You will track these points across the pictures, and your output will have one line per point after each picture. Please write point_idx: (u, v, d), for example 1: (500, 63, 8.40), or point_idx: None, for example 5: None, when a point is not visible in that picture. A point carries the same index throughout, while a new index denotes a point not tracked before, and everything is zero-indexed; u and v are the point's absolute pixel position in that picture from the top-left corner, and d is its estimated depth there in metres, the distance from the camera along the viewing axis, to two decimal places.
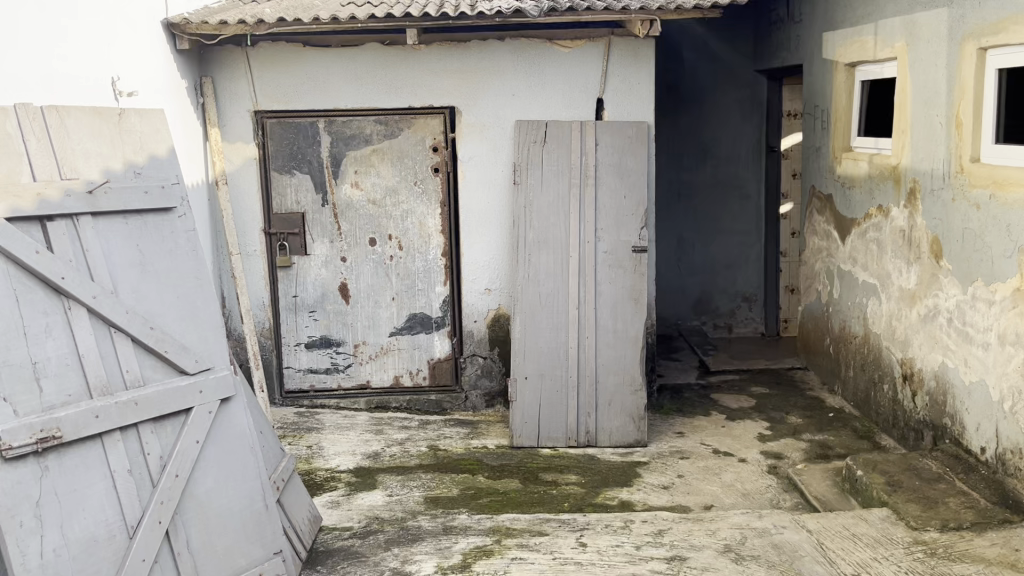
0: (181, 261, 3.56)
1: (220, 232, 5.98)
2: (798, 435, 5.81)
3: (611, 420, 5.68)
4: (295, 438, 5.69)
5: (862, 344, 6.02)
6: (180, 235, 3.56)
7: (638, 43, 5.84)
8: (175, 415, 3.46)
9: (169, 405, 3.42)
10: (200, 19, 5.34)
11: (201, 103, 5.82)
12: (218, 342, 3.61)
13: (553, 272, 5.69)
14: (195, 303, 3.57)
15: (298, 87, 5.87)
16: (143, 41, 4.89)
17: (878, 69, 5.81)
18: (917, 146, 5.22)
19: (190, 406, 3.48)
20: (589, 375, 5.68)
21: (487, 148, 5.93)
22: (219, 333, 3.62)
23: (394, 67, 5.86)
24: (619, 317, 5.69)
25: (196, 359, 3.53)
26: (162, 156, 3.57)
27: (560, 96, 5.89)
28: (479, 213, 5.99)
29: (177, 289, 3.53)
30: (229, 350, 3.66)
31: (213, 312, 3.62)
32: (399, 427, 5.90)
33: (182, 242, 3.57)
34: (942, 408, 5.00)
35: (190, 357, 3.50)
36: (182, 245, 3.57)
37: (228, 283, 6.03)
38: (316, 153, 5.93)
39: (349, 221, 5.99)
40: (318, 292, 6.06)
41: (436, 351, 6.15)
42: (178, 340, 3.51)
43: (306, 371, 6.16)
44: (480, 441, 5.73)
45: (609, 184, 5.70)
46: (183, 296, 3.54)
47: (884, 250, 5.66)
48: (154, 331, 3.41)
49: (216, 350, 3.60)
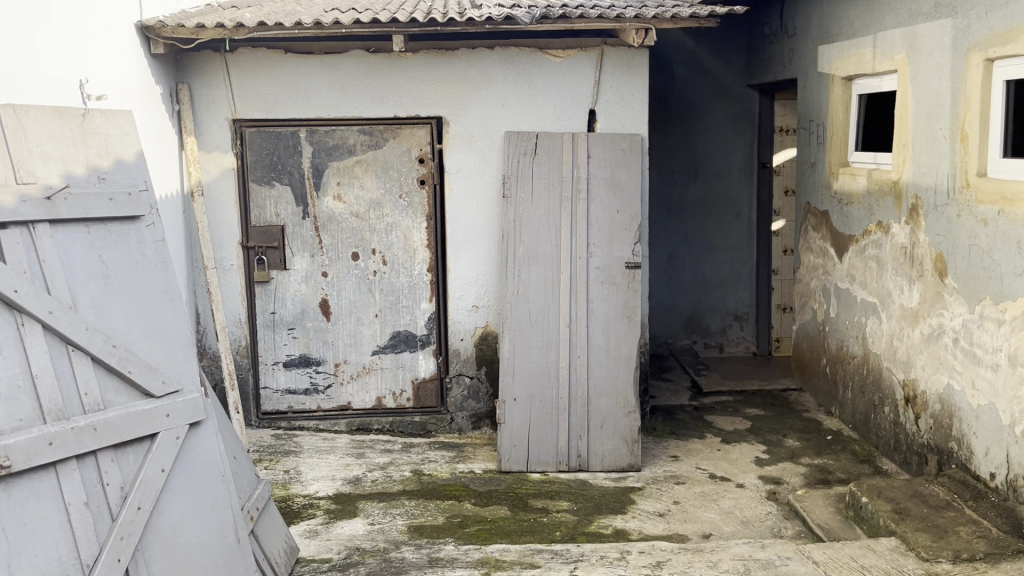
0: (148, 275, 3.31)
1: (195, 244, 5.72)
2: (796, 460, 5.60)
3: (604, 443, 5.45)
4: (272, 463, 5.42)
5: (861, 365, 5.84)
6: (147, 245, 3.32)
7: (631, 54, 5.67)
8: (139, 441, 3.20)
9: (132, 430, 3.15)
10: (175, 21, 5.10)
11: (177, 111, 5.58)
12: (188, 362, 3.36)
13: (544, 289, 5.48)
14: (163, 319, 3.33)
15: (279, 95, 5.64)
16: (115, 42, 4.64)
17: (877, 82, 5.67)
18: (919, 161, 5.06)
19: (156, 430, 3.22)
20: (580, 396, 5.45)
21: (475, 159, 5.73)
22: (189, 351, 3.37)
23: (379, 76, 5.65)
24: (612, 336, 5.49)
25: (164, 380, 3.28)
26: (129, 160, 3.35)
27: (551, 107, 5.71)
28: (467, 227, 5.77)
29: (144, 303, 3.28)
30: (200, 371, 3.42)
31: (182, 329, 3.37)
32: (381, 451, 5.64)
33: (150, 254, 3.32)
34: (947, 432, 4.81)
35: (156, 378, 3.25)
36: (150, 257, 3.33)
37: (203, 297, 5.76)
38: (297, 163, 5.69)
39: (331, 235, 5.75)
40: (298, 308, 5.80)
41: (420, 370, 5.91)
42: (144, 359, 3.26)
43: (284, 392, 5.89)
44: (466, 465, 5.48)
45: (602, 198, 5.51)
46: (151, 311, 3.30)
47: (884, 267, 5.50)
48: (117, 350, 3.15)
49: (186, 371, 3.36)
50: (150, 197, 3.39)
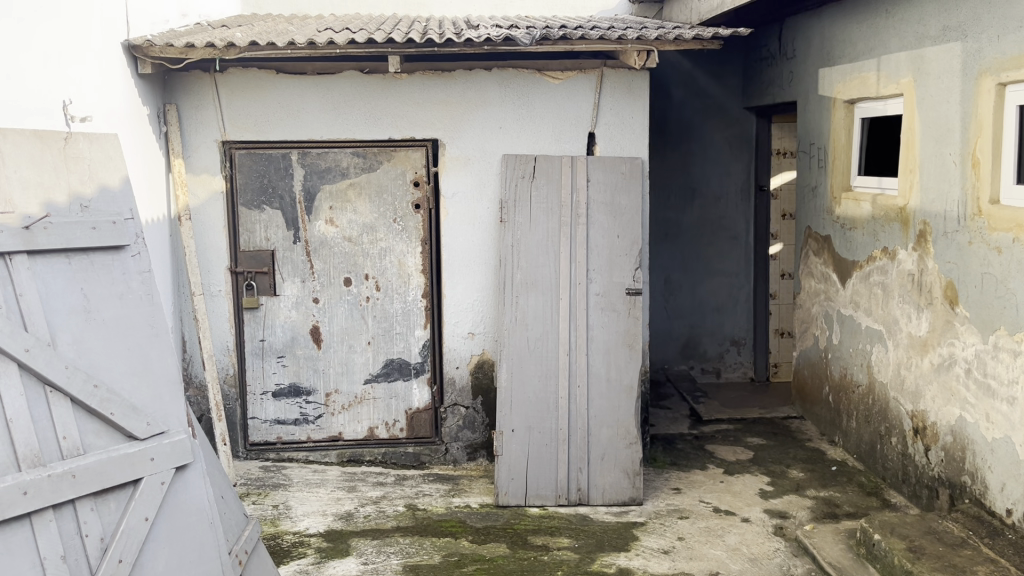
0: (133, 308, 3.13)
1: (182, 269, 5.53)
2: (801, 492, 5.45)
3: (604, 476, 5.27)
4: (260, 497, 5.21)
5: (866, 394, 5.70)
6: (133, 278, 3.14)
7: (632, 76, 5.56)
8: (121, 488, 3.01)
9: (113, 476, 2.97)
10: (164, 40, 4.93)
11: (164, 132, 5.41)
12: (175, 402, 3.17)
13: (542, 316, 5.32)
14: (148, 355, 3.14)
15: (270, 116, 5.48)
16: (99, 62, 4.46)
17: (881, 107, 5.58)
18: (927, 187, 4.96)
19: (140, 476, 3.03)
20: (581, 427, 5.29)
21: (471, 183, 5.58)
22: (176, 391, 3.19)
23: (374, 97, 5.50)
24: (612, 364, 5.33)
25: (149, 422, 3.09)
26: (114, 187, 3.16)
27: (550, 129, 5.57)
28: (463, 252, 5.62)
29: (129, 340, 3.10)
30: (188, 410, 3.23)
31: (169, 366, 3.19)
32: (373, 484, 5.45)
33: (135, 286, 3.15)
34: (960, 465, 4.67)
35: (141, 420, 3.06)
36: (135, 289, 3.15)
37: (189, 324, 5.57)
38: (289, 186, 5.53)
39: (323, 260, 5.58)
40: (288, 335, 5.62)
41: (414, 400, 5.72)
42: (128, 400, 3.08)
43: (272, 423, 5.69)
44: (462, 499, 5.28)
45: (602, 223, 5.37)
46: (137, 347, 3.11)
47: (890, 295, 5.37)
48: (99, 390, 2.97)
49: (173, 411, 3.18)
50: (136, 226, 3.21)
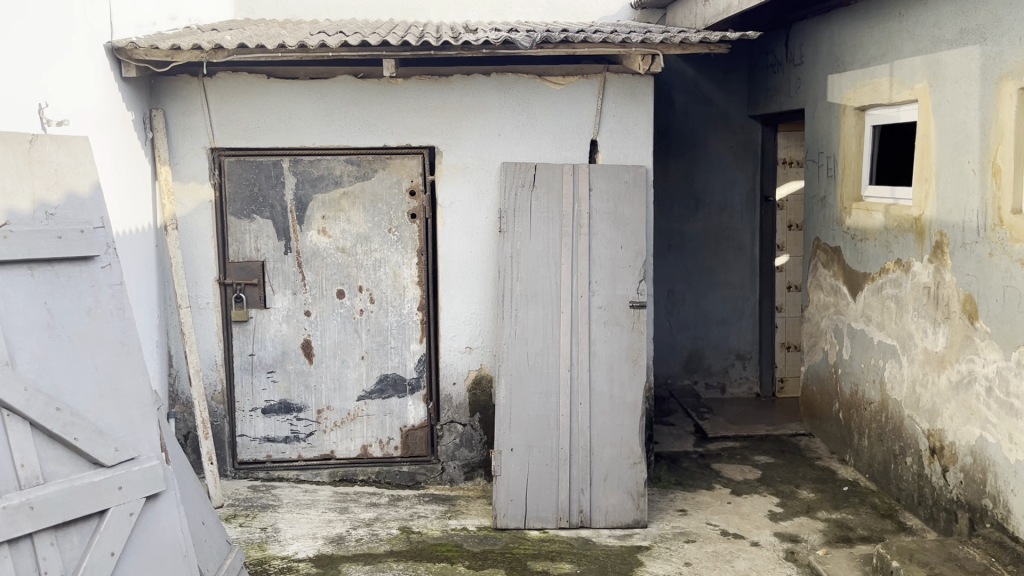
0: (104, 323, 3.06)
1: (169, 281, 5.33)
2: (812, 514, 5.22)
3: (608, 498, 5.05)
4: (247, 519, 4.98)
5: (878, 411, 5.49)
6: (102, 289, 3.07)
7: (635, 81, 5.37)
8: (85, 520, 2.95)
9: (77, 509, 2.90)
10: (149, 42, 4.74)
11: (150, 138, 5.21)
12: (147, 426, 3.12)
13: (543, 330, 5.11)
14: (119, 374, 3.07)
15: (260, 122, 5.28)
16: (78, 63, 4.25)
17: (894, 113, 5.39)
18: (944, 197, 4.76)
19: (106, 506, 2.97)
20: (582, 446, 5.07)
21: (470, 192, 5.38)
22: (148, 413, 3.14)
23: (368, 103, 5.31)
24: (616, 380, 5.12)
25: (116, 447, 3.02)
26: (83, 193, 3.09)
27: (550, 137, 5.38)
28: (460, 264, 5.41)
29: (97, 358, 3.03)
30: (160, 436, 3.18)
31: (139, 386, 3.12)
32: (366, 505, 5.23)
33: (105, 299, 3.07)
34: (981, 487, 4.46)
35: (109, 446, 2.99)
36: (104, 302, 3.07)
37: (176, 338, 5.36)
38: (279, 195, 5.33)
39: (315, 271, 5.37)
40: (278, 350, 5.40)
41: (410, 417, 5.51)
42: (95, 422, 3.01)
43: (262, 440, 5.47)
44: (458, 521, 5.05)
45: (605, 233, 5.17)
46: (105, 366, 3.05)
47: (905, 308, 5.16)
48: (61, 414, 2.89)
49: (145, 436, 3.12)
50: (107, 234, 3.14)
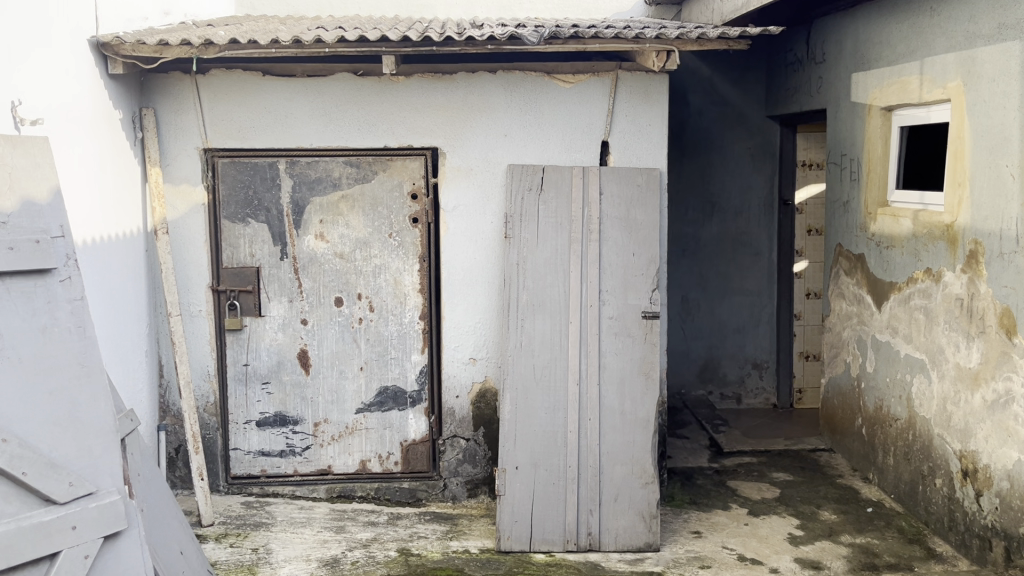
0: (61, 344, 3.00)
1: (159, 288, 5.11)
2: (835, 538, 4.93)
3: (618, 519, 4.78)
4: (239, 539, 4.73)
5: (905, 429, 5.19)
6: (61, 306, 3.02)
7: (649, 79, 5.09)
8: (36, 562, 2.87)
9: (25, 552, 2.82)
10: (136, 38, 4.49)
11: (140, 139, 4.98)
12: (107, 457, 3.05)
13: (550, 341, 4.85)
14: (76, 401, 3.00)
15: (255, 122, 5.04)
16: (57, 58, 4.02)
17: (924, 114, 5.09)
18: (979, 203, 4.47)
19: (58, 549, 2.89)
20: (591, 464, 4.80)
21: (475, 196, 5.12)
22: (108, 445, 3.05)
23: (368, 102, 5.06)
24: (627, 395, 4.85)
25: (71, 481, 2.94)
26: (41, 199, 3.03)
27: (560, 138, 5.11)
28: (465, 271, 5.15)
29: (52, 382, 2.96)
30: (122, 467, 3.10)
31: (99, 413, 3.05)
32: (363, 524, 4.97)
33: (63, 317, 3.01)
34: (1018, 515, 4.17)
35: (61, 480, 2.92)
36: (62, 320, 3.01)
37: (166, 347, 5.12)
38: (275, 198, 5.09)
39: (312, 278, 5.13)
40: (273, 360, 5.16)
41: (410, 431, 5.26)
42: (47, 454, 2.93)
43: (256, 454, 5.23)
44: (460, 543, 4.78)
45: (617, 239, 4.90)
46: (61, 391, 2.97)
47: (935, 321, 4.88)
48: (8, 446, 2.81)
49: (103, 468, 3.04)
50: (67, 245, 3.08)
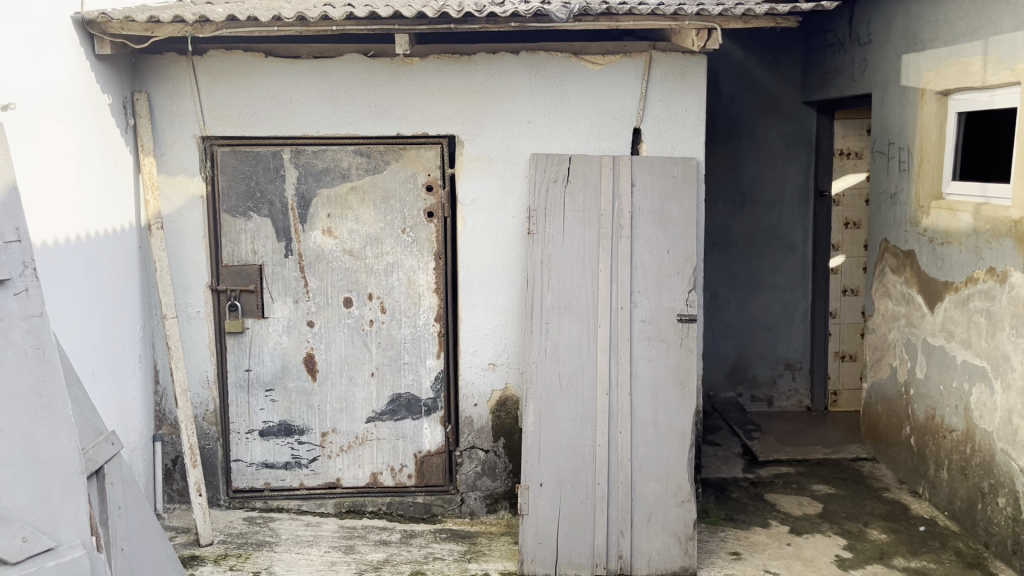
0: (16, 373, 2.71)
1: (154, 288, 4.73)
2: (887, 562, 4.52)
3: (651, 541, 4.39)
4: (239, 561, 4.36)
5: (963, 441, 4.78)
6: (15, 323, 2.73)
7: (685, 61, 4.67)
8: None
9: None
10: (125, 15, 4.09)
11: (132, 125, 4.58)
12: (68, 502, 2.75)
13: (577, 347, 4.45)
14: (35, 439, 2.71)
15: (256, 108, 4.63)
16: (35, 37, 3.63)
17: (987, 98, 4.66)
18: None
19: None
20: (622, 481, 4.41)
21: (495, 188, 4.71)
22: (70, 490, 2.75)
23: (380, 86, 4.65)
24: (661, 406, 4.45)
25: (24, 538, 2.63)
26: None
27: (588, 125, 4.69)
28: (484, 269, 4.75)
29: (3, 416, 2.67)
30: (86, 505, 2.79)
31: (67, 449, 2.77)
32: (375, 543, 4.59)
33: (17, 337, 2.73)
34: None
35: (13, 536, 2.60)
36: (15, 340, 2.73)
37: (162, 351, 4.76)
38: (279, 190, 4.69)
39: (319, 276, 4.74)
40: (277, 366, 4.78)
41: (425, 442, 4.88)
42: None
43: (259, 466, 4.86)
44: (479, 565, 4.40)
45: (650, 235, 4.49)
46: (12, 426, 2.68)
47: (1000, 325, 4.45)
48: None
49: (64, 513, 2.74)
50: (25, 252, 2.79)
